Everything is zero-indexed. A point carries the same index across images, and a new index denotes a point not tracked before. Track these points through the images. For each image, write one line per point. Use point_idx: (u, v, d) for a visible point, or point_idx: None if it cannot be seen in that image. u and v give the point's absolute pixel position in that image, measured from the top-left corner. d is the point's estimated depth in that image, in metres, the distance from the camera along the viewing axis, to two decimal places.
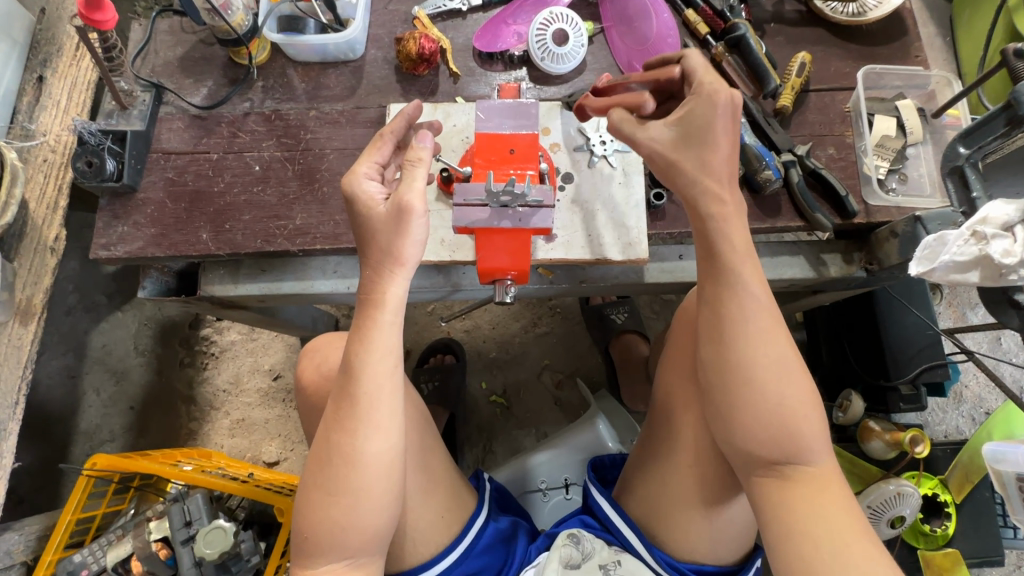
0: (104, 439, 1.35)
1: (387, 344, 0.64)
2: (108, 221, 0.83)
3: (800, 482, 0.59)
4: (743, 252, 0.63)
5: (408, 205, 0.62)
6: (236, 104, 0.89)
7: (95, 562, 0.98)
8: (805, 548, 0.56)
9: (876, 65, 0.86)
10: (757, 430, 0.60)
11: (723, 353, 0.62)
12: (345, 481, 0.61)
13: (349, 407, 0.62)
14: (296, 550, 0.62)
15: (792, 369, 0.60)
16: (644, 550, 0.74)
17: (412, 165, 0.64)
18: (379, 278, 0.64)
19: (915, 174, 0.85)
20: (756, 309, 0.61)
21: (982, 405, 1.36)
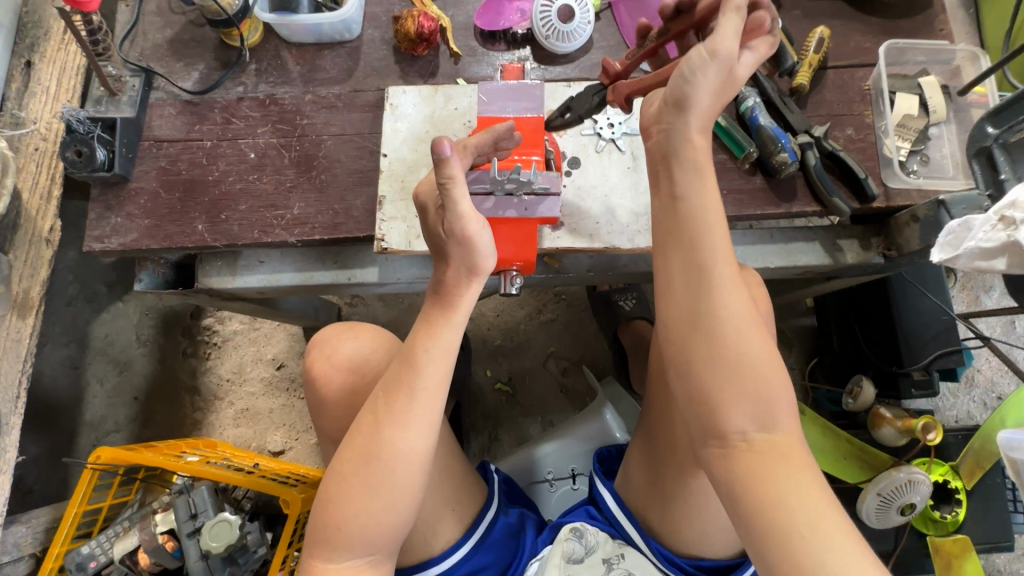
0: (109, 430, 1.35)
1: (445, 347, 0.61)
2: (101, 212, 0.81)
3: (768, 454, 0.55)
4: (709, 206, 0.59)
5: (466, 234, 0.56)
6: (229, 88, 0.85)
7: (103, 554, 0.97)
8: (782, 523, 0.52)
9: (898, 40, 0.81)
10: (727, 398, 0.55)
11: (690, 311, 0.57)
12: (388, 475, 0.59)
13: (405, 399, 0.59)
14: (320, 542, 0.60)
15: (757, 332, 0.56)
16: (641, 540, 0.74)
17: (448, 187, 0.54)
18: (453, 285, 0.60)
19: (937, 155, 0.81)
20: (719, 263, 0.57)
21: (995, 390, 1.34)
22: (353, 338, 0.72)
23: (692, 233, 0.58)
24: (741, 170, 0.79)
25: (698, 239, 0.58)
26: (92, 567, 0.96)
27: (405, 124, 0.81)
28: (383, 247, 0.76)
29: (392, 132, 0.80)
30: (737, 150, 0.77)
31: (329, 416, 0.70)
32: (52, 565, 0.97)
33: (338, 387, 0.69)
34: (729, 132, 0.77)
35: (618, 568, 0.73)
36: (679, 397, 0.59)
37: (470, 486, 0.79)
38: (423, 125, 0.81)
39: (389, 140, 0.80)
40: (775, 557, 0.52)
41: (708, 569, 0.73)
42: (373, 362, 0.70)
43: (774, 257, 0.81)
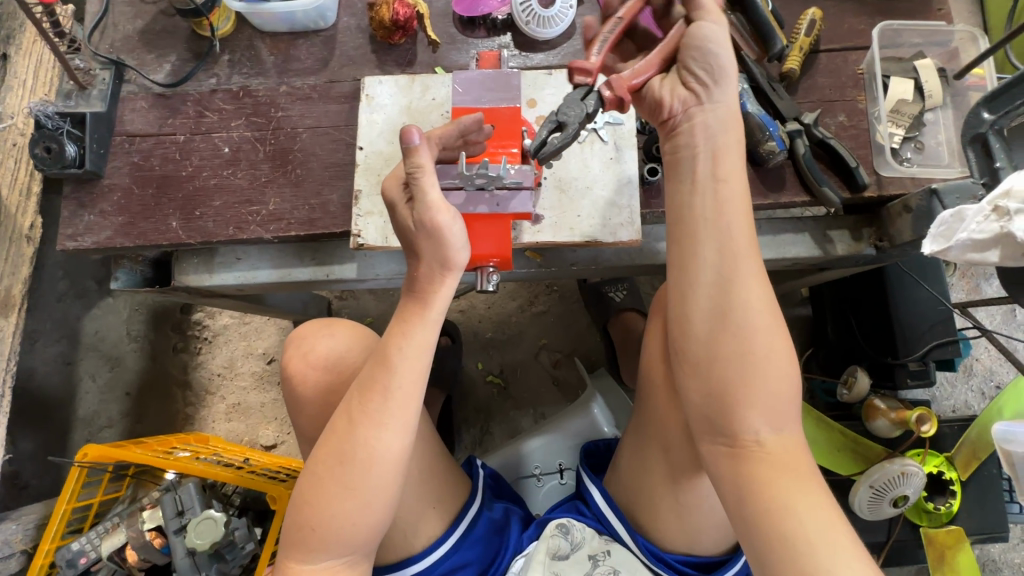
0: (102, 425, 1.34)
1: (420, 344, 0.57)
2: (74, 210, 0.79)
3: (779, 458, 0.56)
4: (741, 198, 0.59)
5: (435, 225, 0.53)
6: (202, 80, 0.83)
7: (93, 550, 0.97)
8: (792, 529, 0.52)
9: (892, 22, 0.78)
10: (748, 395, 0.56)
11: (716, 305, 0.58)
12: (365, 477, 0.55)
13: (381, 399, 0.56)
14: (295, 545, 0.56)
15: (784, 336, 0.58)
16: (628, 536, 0.73)
17: (415, 177, 0.53)
18: (426, 279, 0.57)
19: (932, 142, 0.78)
20: (746, 261, 0.58)
21: (993, 379, 1.32)
22: (330, 335, 0.67)
23: (721, 228, 0.58)
24: None
25: (719, 241, 0.58)
26: (83, 563, 0.97)
27: (382, 116, 0.78)
28: (359, 243, 0.74)
29: (368, 124, 0.78)
30: None
31: (304, 414, 0.66)
32: (43, 562, 0.97)
33: (316, 387, 0.65)
34: None
35: (604, 565, 0.71)
36: (695, 392, 0.59)
37: (453, 483, 0.76)
38: (400, 116, 0.78)
39: (365, 132, 0.78)
40: (779, 561, 0.53)
41: (697, 565, 0.72)
42: (351, 361, 0.65)
43: (762, 249, 0.79)
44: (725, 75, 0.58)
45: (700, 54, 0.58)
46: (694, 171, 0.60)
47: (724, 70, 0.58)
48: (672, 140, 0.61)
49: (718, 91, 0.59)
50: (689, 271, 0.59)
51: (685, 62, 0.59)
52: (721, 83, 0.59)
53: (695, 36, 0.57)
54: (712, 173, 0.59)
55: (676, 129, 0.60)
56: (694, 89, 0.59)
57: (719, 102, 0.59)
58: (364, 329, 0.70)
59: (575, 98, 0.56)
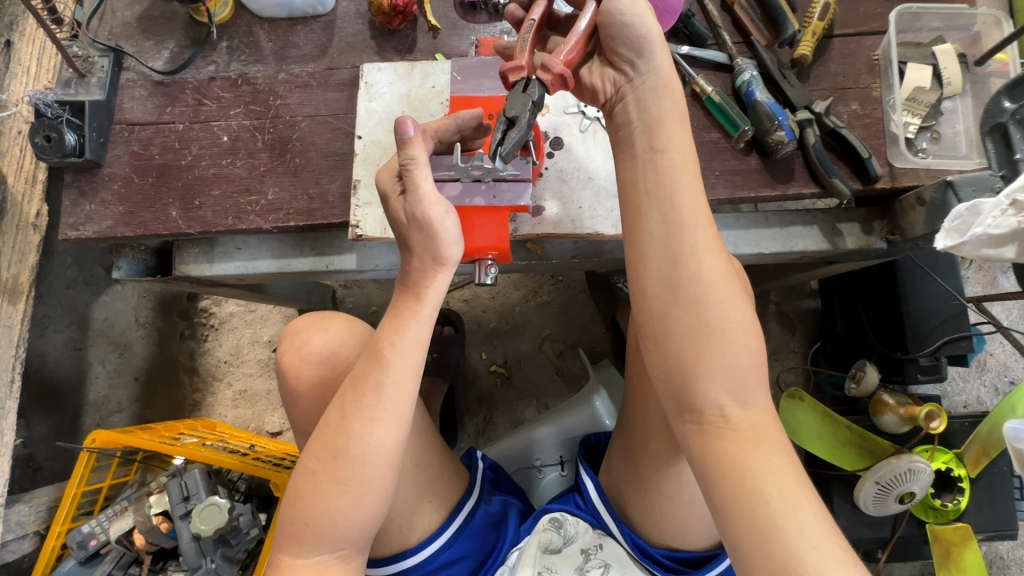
0: (112, 409, 1.36)
1: (413, 340, 0.56)
2: (75, 199, 0.79)
3: (745, 433, 0.54)
4: (684, 166, 0.57)
5: (427, 218, 0.52)
6: (200, 67, 0.82)
7: (103, 533, 0.98)
8: (760, 513, 0.49)
9: (911, 5, 0.74)
10: (707, 369, 0.54)
11: (668, 279, 0.56)
12: (356, 473, 0.54)
13: (372, 395, 0.55)
14: (288, 538, 0.55)
15: (745, 307, 0.56)
16: (616, 528, 0.73)
17: (409, 169, 0.52)
18: (416, 274, 0.56)
19: (949, 132, 0.75)
20: (700, 228, 0.56)
21: (1007, 374, 1.29)
22: (324, 329, 0.66)
23: (693, 207, 0.57)
24: (735, 149, 0.74)
25: (692, 221, 0.56)
26: (93, 545, 0.98)
27: (380, 104, 0.77)
28: (357, 234, 0.73)
29: (367, 112, 0.77)
30: (732, 128, 0.73)
31: (300, 408, 0.65)
32: (55, 543, 0.99)
33: (311, 381, 0.64)
34: (722, 109, 0.73)
35: (596, 560, 0.71)
36: (657, 370, 0.57)
37: (450, 478, 0.76)
38: (400, 104, 0.77)
39: (364, 121, 0.77)
40: (748, 544, 0.49)
41: (684, 560, 0.71)
42: (346, 356, 0.64)
43: (768, 242, 0.77)
44: (648, 48, 0.58)
45: (618, 30, 0.57)
46: (635, 147, 0.59)
47: (645, 40, 0.57)
48: (613, 121, 0.62)
49: (644, 64, 0.58)
50: (640, 247, 0.57)
51: (608, 43, 0.59)
52: (646, 57, 0.58)
53: (608, 13, 0.56)
54: (649, 146, 0.58)
55: (614, 109, 0.62)
56: (622, 68, 0.60)
57: (647, 73, 0.59)
58: (358, 323, 0.68)
59: (518, 93, 0.54)
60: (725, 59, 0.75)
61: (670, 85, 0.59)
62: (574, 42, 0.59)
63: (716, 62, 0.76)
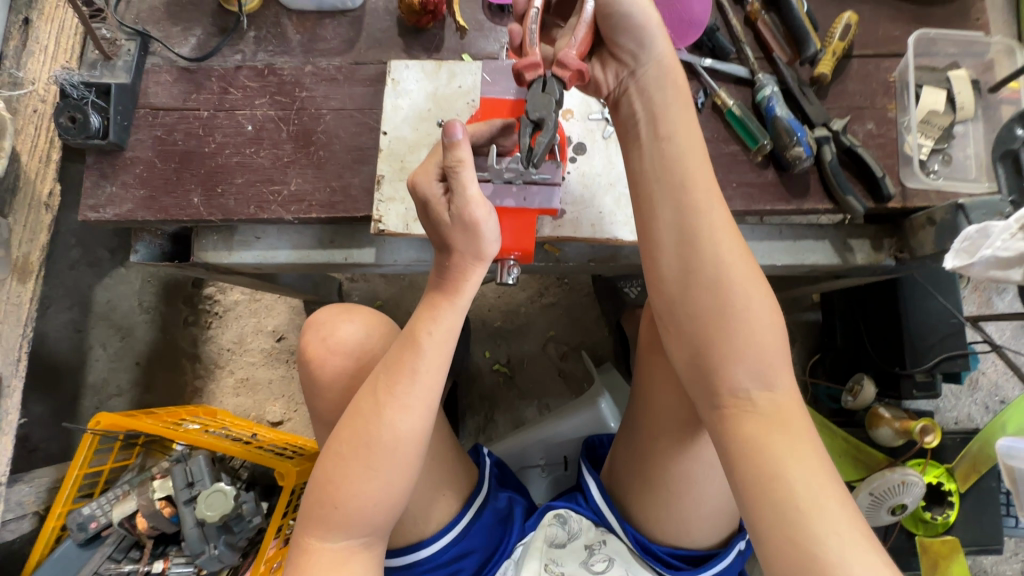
0: (111, 393, 1.34)
1: (447, 331, 0.57)
2: (96, 181, 0.79)
3: (770, 416, 0.54)
4: (696, 155, 0.59)
5: (473, 221, 0.52)
6: (227, 56, 0.83)
7: (104, 515, 0.98)
8: (780, 494, 0.50)
9: (930, 30, 0.76)
10: (732, 350, 0.56)
11: (688, 268, 0.57)
12: (387, 459, 0.55)
13: (407, 381, 0.55)
14: (316, 521, 0.55)
15: (765, 286, 0.57)
16: (618, 525, 0.74)
17: (455, 172, 0.50)
18: (448, 257, 0.55)
19: (960, 155, 0.77)
20: (726, 228, 0.58)
21: (998, 394, 1.32)
22: (351, 321, 0.67)
23: (713, 206, 0.58)
24: (752, 162, 0.76)
25: (719, 222, 0.58)
26: (93, 527, 0.98)
27: (407, 102, 0.78)
28: (380, 229, 0.74)
29: (393, 109, 0.78)
30: (752, 142, 0.75)
31: (322, 397, 0.65)
32: (54, 524, 0.99)
33: (337, 371, 0.64)
34: (742, 122, 0.74)
35: (599, 554, 0.72)
36: (681, 357, 0.59)
37: (462, 472, 0.77)
38: (426, 103, 0.78)
39: (390, 117, 0.77)
40: (769, 527, 0.50)
41: (686, 558, 0.73)
42: (372, 349, 0.65)
43: (780, 254, 0.79)
44: (649, 39, 0.58)
45: (618, 20, 0.56)
46: (637, 135, 0.61)
47: (646, 30, 0.57)
48: (617, 111, 0.64)
49: (646, 54, 0.59)
50: (656, 245, 0.59)
51: (608, 35, 0.58)
52: (646, 47, 0.59)
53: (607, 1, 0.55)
54: (654, 135, 0.60)
55: (618, 101, 0.63)
56: (622, 59, 0.60)
57: (649, 63, 0.60)
58: (382, 315, 0.69)
59: (538, 93, 0.54)
60: (746, 74, 0.77)
61: (672, 73, 0.60)
62: (583, 34, 0.57)
63: (737, 76, 0.77)
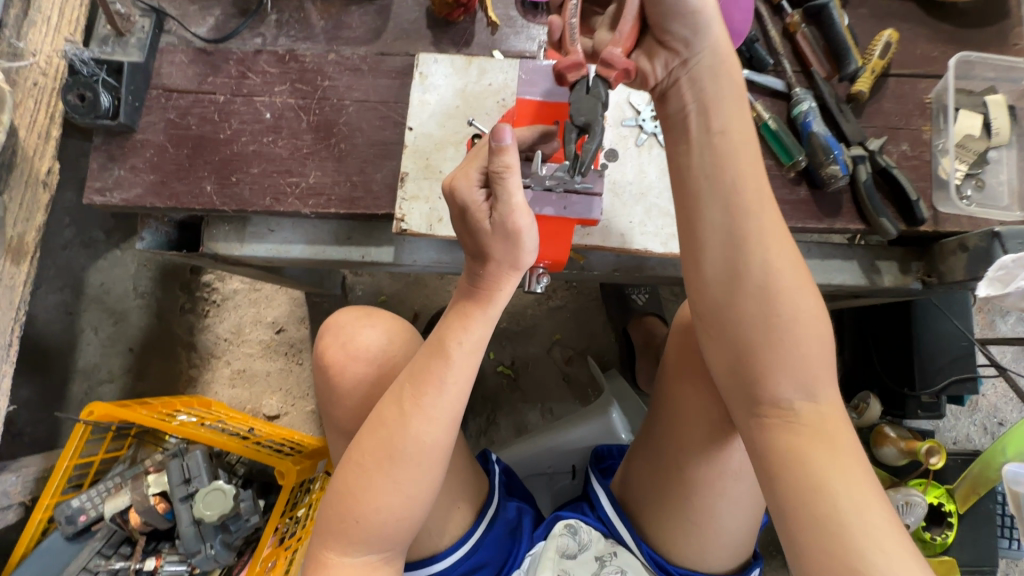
0: (102, 379, 1.30)
1: (477, 342, 0.55)
2: (103, 163, 0.76)
3: (815, 427, 0.54)
4: (746, 162, 0.57)
5: (516, 229, 0.49)
6: (246, 39, 0.79)
7: (93, 508, 0.95)
8: (823, 507, 0.50)
9: (970, 53, 0.75)
10: (777, 361, 0.55)
11: (732, 273, 0.56)
12: (411, 472, 0.53)
13: (434, 393, 0.53)
14: (335, 535, 0.53)
15: (814, 293, 0.56)
16: (633, 542, 0.73)
17: (501, 178, 0.47)
18: (481, 264, 0.53)
19: (992, 182, 0.76)
20: (772, 238, 0.56)
21: (996, 415, 1.33)
22: (371, 326, 0.65)
23: (750, 225, 0.56)
24: (785, 178, 0.74)
25: (759, 237, 0.56)
26: (83, 520, 0.94)
27: (434, 97, 0.75)
28: (402, 228, 0.72)
29: (420, 104, 0.75)
30: (786, 157, 0.73)
31: (341, 404, 0.63)
32: (42, 516, 0.95)
33: (356, 378, 0.62)
34: (778, 137, 0.73)
35: (611, 566, 0.72)
36: (720, 362, 0.59)
37: (475, 482, 0.76)
38: (454, 99, 0.75)
39: (416, 112, 0.75)
40: (809, 538, 0.50)
41: None
42: (394, 355, 0.63)
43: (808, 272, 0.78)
44: (704, 22, 0.54)
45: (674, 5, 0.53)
46: (688, 131, 0.59)
47: (699, 15, 0.54)
48: (664, 104, 0.61)
49: (699, 41, 0.56)
50: (700, 267, 0.58)
51: (658, 22, 0.55)
52: (701, 33, 0.55)
53: None
54: (706, 128, 0.58)
55: (666, 93, 0.60)
56: (673, 47, 0.56)
57: (702, 50, 0.57)
58: (402, 320, 0.68)
59: (582, 94, 0.52)
60: (783, 87, 0.76)
61: (726, 60, 0.58)
62: (628, 29, 0.55)
63: (773, 89, 0.76)
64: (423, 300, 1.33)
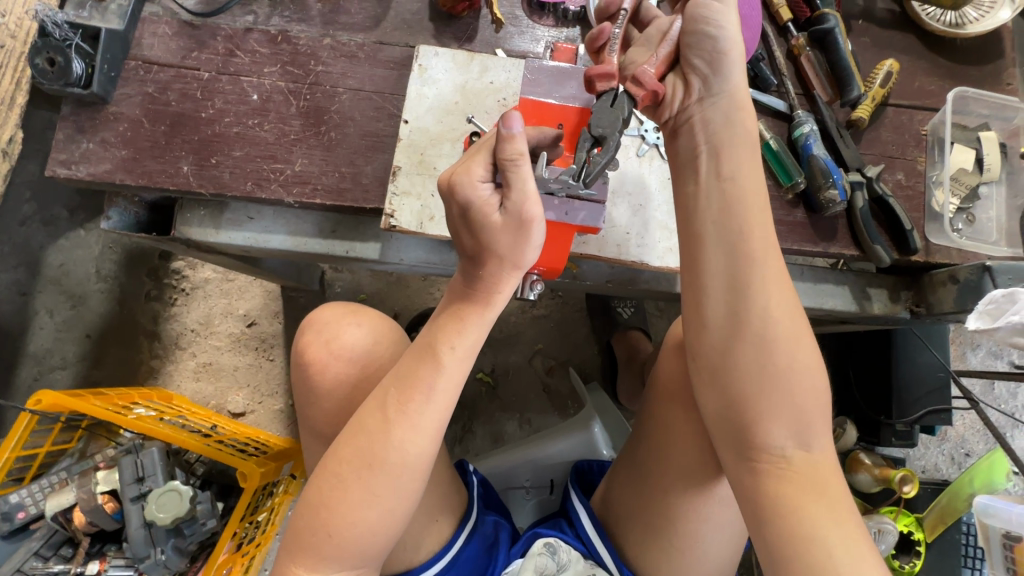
0: (54, 365, 1.23)
1: (470, 346, 0.52)
2: (70, 134, 0.70)
3: (807, 477, 0.52)
4: (749, 183, 0.56)
5: (528, 219, 0.47)
6: (236, 16, 0.75)
7: (34, 505, 0.88)
8: (817, 557, 0.47)
9: (968, 90, 0.75)
10: (769, 411, 0.53)
11: (731, 314, 0.55)
12: (391, 484, 0.49)
13: (421, 400, 0.50)
14: (306, 551, 0.49)
15: (810, 340, 0.55)
16: (614, 566, 0.70)
17: (515, 165, 0.46)
18: (484, 271, 0.50)
19: (982, 217, 0.78)
20: (772, 274, 0.55)
21: (964, 446, 1.35)
22: (356, 324, 0.61)
23: (750, 263, 0.55)
24: (783, 200, 0.74)
25: (757, 280, 0.55)
26: (20, 517, 0.87)
27: (432, 91, 0.72)
28: (391, 224, 0.68)
29: (416, 97, 0.72)
30: (785, 178, 0.72)
31: (319, 407, 0.59)
32: None
33: (337, 379, 0.58)
34: (779, 157, 0.72)
35: None
36: (711, 406, 0.57)
37: (455, 494, 0.72)
38: (453, 94, 0.72)
39: (412, 106, 0.72)
40: None
41: None
42: (380, 357, 0.60)
43: (800, 295, 0.77)
44: (727, 64, 0.55)
45: (699, 39, 0.55)
46: (698, 171, 0.58)
47: (725, 56, 0.55)
48: (674, 140, 0.60)
49: (719, 81, 0.56)
50: (701, 301, 0.57)
51: (685, 55, 0.56)
52: (721, 76, 0.56)
53: (694, 19, 0.54)
54: (715, 172, 0.57)
55: (677, 129, 0.59)
56: (693, 82, 0.57)
57: (720, 92, 0.57)
58: (390, 320, 0.64)
59: (607, 106, 0.52)
60: (785, 108, 0.76)
61: (742, 105, 0.57)
62: (661, 57, 0.56)
63: (775, 109, 0.76)
64: (403, 301, 1.29)
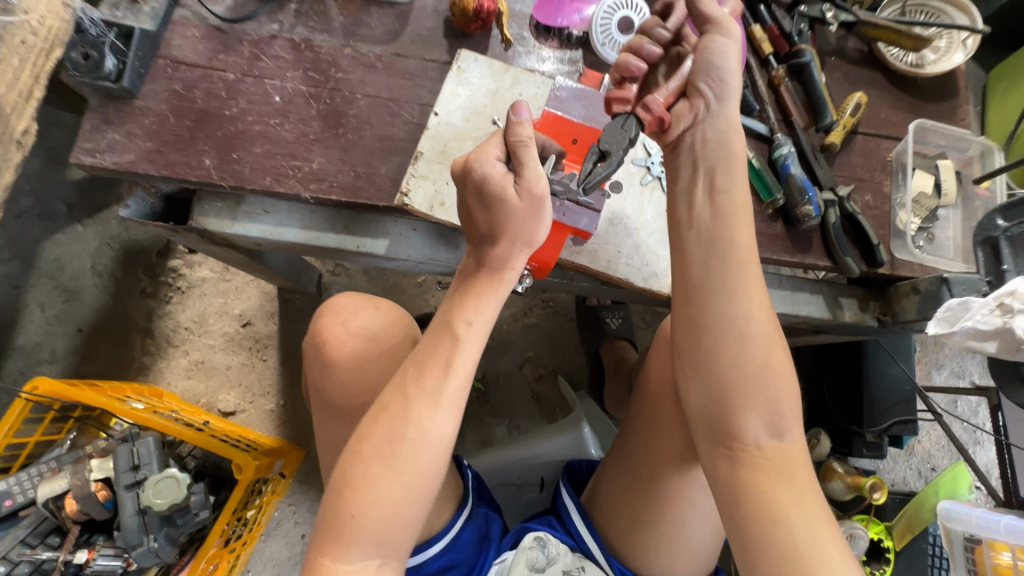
0: (43, 359, 1.22)
1: (485, 320, 0.56)
2: (97, 125, 0.74)
3: (777, 464, 0.57)
4: (729, 190, 0.62)
5: (540, 196, 0.54)
6: (263, 23, 0.80)
7: (22, 493, 0.88)
8: (783, 539, 0.53)
9: (926, 121, 0.85)
10: (745, 401, 0.59)
11: (714, 314, 0.60)
12: (411, 462, 0.52)
13: (439, 373, 0.54)
14: (329, 537, 0.52)
15: (781, 340, 0.61)
16: (603, 558, 0.73)
17: (523, 146, 0.54)
18: (492, 249, 0.56)
19: (941, 236, 0.85)
20: (749, 273, 0.61)
21: (930, 461, 1.42)
22: (373, 310, 0.66)
23: (732, 270, 0.61)
24: (764, 214, 0.80)
25: (736, 283, 0.61)
26: (8, 504, 0.87)
27: (466, 91, 0.79)
28: (405, 202, 0.74)
29: (451, 94, 0.78)
30: (764, 194, 0.79)
31: (332, 381, 0.62)
32: None
33: (352, 354, 0.62)
34: (760, 174, 0.79)
35: None
36: (695, 398, 0.62)
37: (452, 483, 0.76)
38: (485, 98, 0.79)
39: (446, 101, 0.78)
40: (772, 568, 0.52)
41: None
42: (393, 339, 0.64)
43: (779, 301, 0.83)
44: (727, 91, 0.61)
45: (705, 68, 0.60)
46: (694, 192, 0.64)
47: (726, 85, 0.61)
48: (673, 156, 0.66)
49: (719, 106, 0.62)
50: (689, 304, 0.62)
51: (693, 82, 0.62)
52: (722, 102, 0.62)
53: (705, 50, 0.60)
54: (710, 189, 0.63)
55: (677, 147, 0.65)
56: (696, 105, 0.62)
57: (717, 116, 0.62)
58: (400, 310, 0.69)
59: (617, 127, 0.59)
60: (765, 131, 0.83)
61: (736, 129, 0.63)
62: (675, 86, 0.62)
63: (757, 132, 0.83)
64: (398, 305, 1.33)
